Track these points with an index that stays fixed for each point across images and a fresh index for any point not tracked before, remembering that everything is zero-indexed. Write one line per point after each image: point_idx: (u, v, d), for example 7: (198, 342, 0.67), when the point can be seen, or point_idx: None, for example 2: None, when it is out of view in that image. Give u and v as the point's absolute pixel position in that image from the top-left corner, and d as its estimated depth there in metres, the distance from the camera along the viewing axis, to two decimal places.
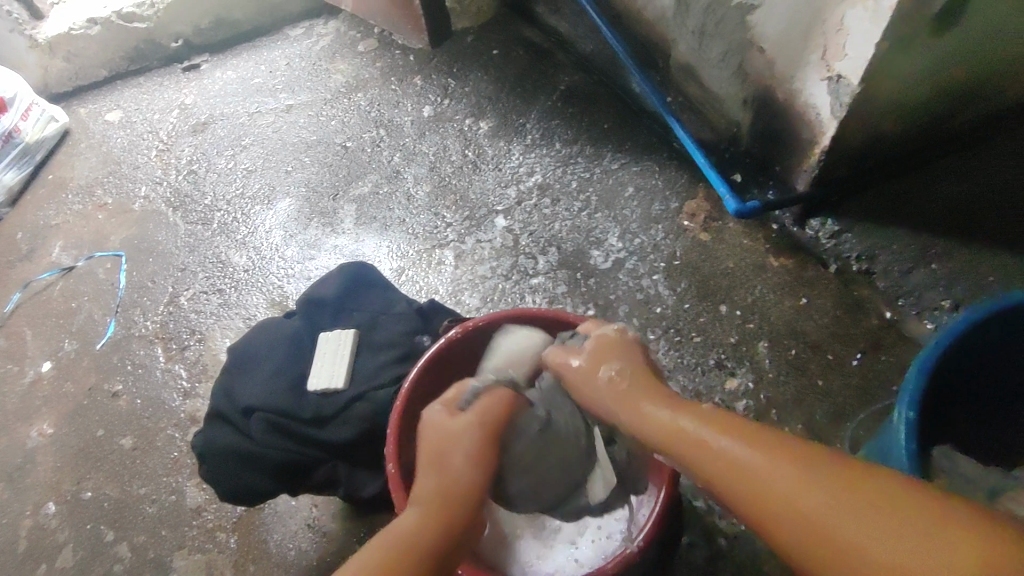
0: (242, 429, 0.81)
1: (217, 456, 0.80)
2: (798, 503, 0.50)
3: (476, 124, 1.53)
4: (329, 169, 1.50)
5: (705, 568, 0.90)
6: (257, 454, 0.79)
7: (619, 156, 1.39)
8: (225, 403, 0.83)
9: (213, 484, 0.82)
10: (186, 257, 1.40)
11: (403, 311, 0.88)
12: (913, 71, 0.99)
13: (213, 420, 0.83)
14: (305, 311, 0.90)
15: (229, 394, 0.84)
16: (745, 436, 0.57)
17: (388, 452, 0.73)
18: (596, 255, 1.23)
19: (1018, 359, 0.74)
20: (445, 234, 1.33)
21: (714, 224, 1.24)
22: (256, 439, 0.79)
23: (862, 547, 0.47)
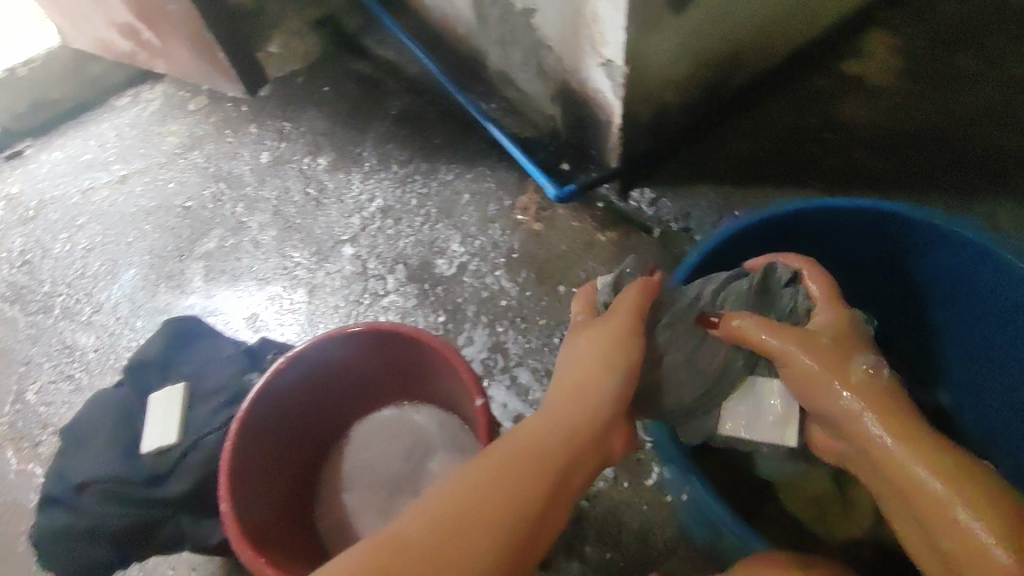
0: (76, 506, 0.79)
1: (55, 538, 0.79)
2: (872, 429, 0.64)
3: (315, 161, 1.56)
4: (171, 232, 1.48)
5: (573, 531, 0.95)
6: (98, 526, 0.78)
7: (452, 167, 1.46)
8: (56, 486, 0.81)
9: (58, 567, 0.80)
10: (30, 349, 1.34)
11: (231, 354, 0.90)
12: (671, 47, 1.11)
13: (47, 505, 0.81)
14: (133, 380, 0.90)
15: (60, 475, 0.82)
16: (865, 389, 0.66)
17: (221, 494, 0.74)
18: (441, 263, 1.28)
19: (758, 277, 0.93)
20: (295, 272, 1.34)
21: (546, 213, 1.32)
22: (93, 512, 0.78)
23: (912, 472, 0.60)
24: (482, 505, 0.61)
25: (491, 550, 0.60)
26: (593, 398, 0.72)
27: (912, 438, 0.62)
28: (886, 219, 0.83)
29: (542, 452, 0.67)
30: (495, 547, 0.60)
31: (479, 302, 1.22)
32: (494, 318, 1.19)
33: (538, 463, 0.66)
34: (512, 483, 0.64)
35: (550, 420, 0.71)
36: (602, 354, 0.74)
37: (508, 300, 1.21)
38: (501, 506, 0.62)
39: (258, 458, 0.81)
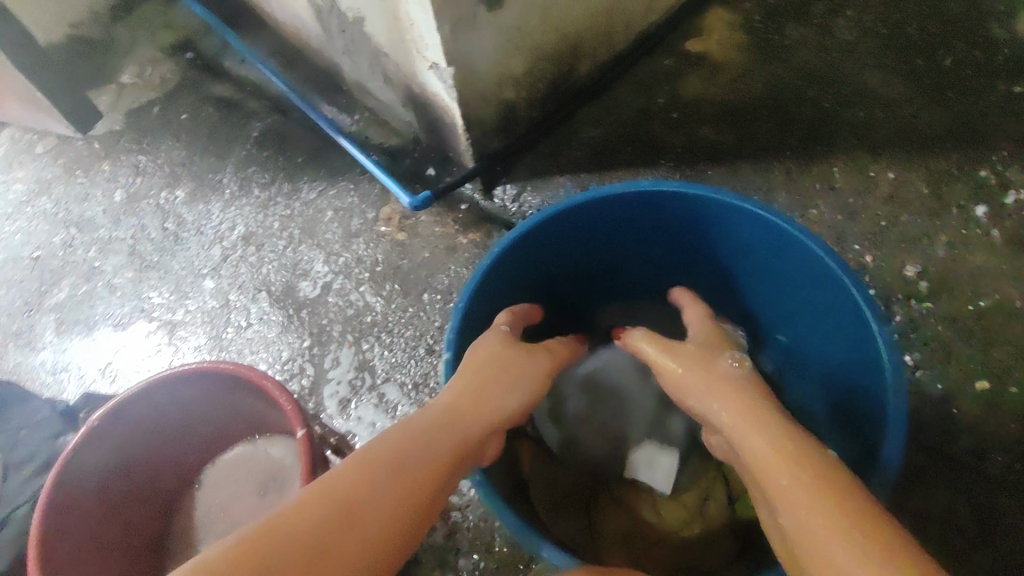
0: None
1: None
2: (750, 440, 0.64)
3: (173, 193, 1.48)
4: (21, 286, 1.40)
5: (446, 545, 0.92)
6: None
7: (314, 184, 1.42)
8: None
9: None
10: None
11: (43, 416, 0.95)
12: (496, 45, 1.10)
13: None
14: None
15: None
16: (742, 385, 0.72)
17: (31, 563, 0.70)
18: (305, 286, 1.25)
19: (549, 261, 0.93)
20: (153, 312, 1.28)
21: (408, 221, 1.30)
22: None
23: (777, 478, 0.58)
24: (367, 501, 0.56)
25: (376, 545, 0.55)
26: (485, 403, 0.72)
27: (789, 447, 0.61)
28: (673, 202, 0.85)
29: (432, 453, 0.64)
30: (379, 544, 0.55)
31: (344, 320, 1.19)
32: (361, 336, 1.17)
33: (423, 460, 0.63)
34: (400, 480, 0.59)
35: (438, 421, 0.68)
36: (511, 371, 0.77)
37: (374, 315, 1.19)
38: (388, 504, 0.57)
39: (84, 519, 0.78)
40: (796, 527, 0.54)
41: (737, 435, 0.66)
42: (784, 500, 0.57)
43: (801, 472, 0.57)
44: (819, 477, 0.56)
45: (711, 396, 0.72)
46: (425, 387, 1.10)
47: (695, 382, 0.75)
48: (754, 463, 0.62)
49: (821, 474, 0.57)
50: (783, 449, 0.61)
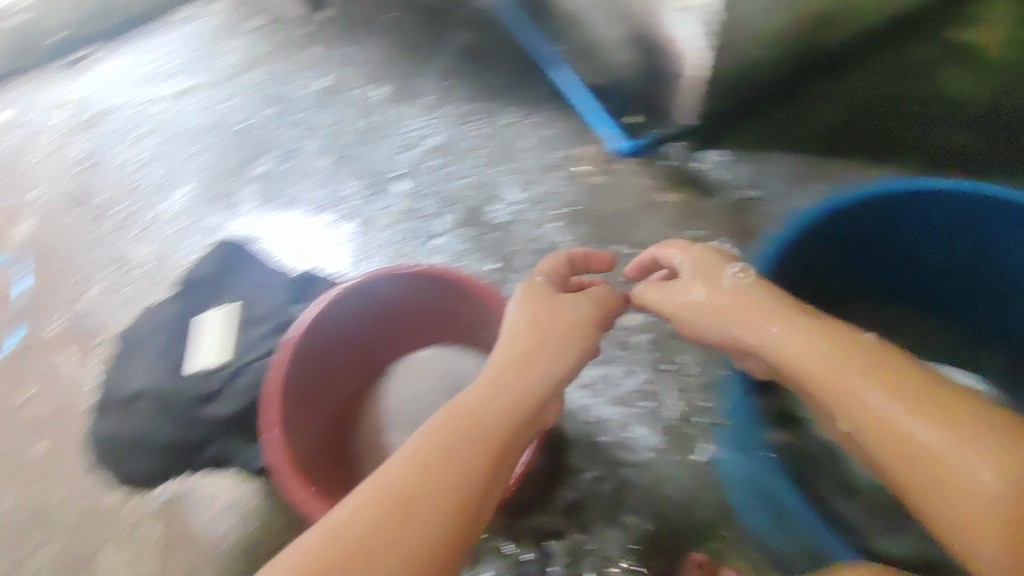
0: None
1: None
2: (877, 401, 0.62)
3: (371, 90, 1.49)
4: (226, 151, 1.47)
5: (613, 498, 0.93)
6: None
7: (512, 108, 1.38)
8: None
9: None
10: (87, 254, 1.37)
11: None
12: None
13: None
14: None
15: None
16: (809, 330, 0.69)
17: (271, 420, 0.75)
18: (497, 209, 1.24)
19: (837, 260, 0.88)
20: (347, 201, 1.33)
21: (609, 165, 1.25)
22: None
23: (922, 437, 0.59)
24: (427, 479, 0.60)
25: (449, 519, 0.58)
26: (540, 357, 0.73)
27: (878, 376, 0.63)
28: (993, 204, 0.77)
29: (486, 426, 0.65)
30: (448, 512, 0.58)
31: (532, 253, 1.17)
32: None
33: (467, 428, 0.65)
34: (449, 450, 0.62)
35: (485, 393, 0.69)
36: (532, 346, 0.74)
37: None
38: (446, 485, 0.60)
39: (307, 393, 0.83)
40: (926, 455, 0.58)
41: (811, 368, 0.67)
42: (895, 437, 0.60)
43: (898, 397, 0.61)
44: (911, 397, 0.60)
45: (774, 326, 0.72)
46: None
47: (744, 313, 0.74)
48: (870, 443, 0.62)
49: (922, 396, 0.60)
50: (881, 385, 0.62)
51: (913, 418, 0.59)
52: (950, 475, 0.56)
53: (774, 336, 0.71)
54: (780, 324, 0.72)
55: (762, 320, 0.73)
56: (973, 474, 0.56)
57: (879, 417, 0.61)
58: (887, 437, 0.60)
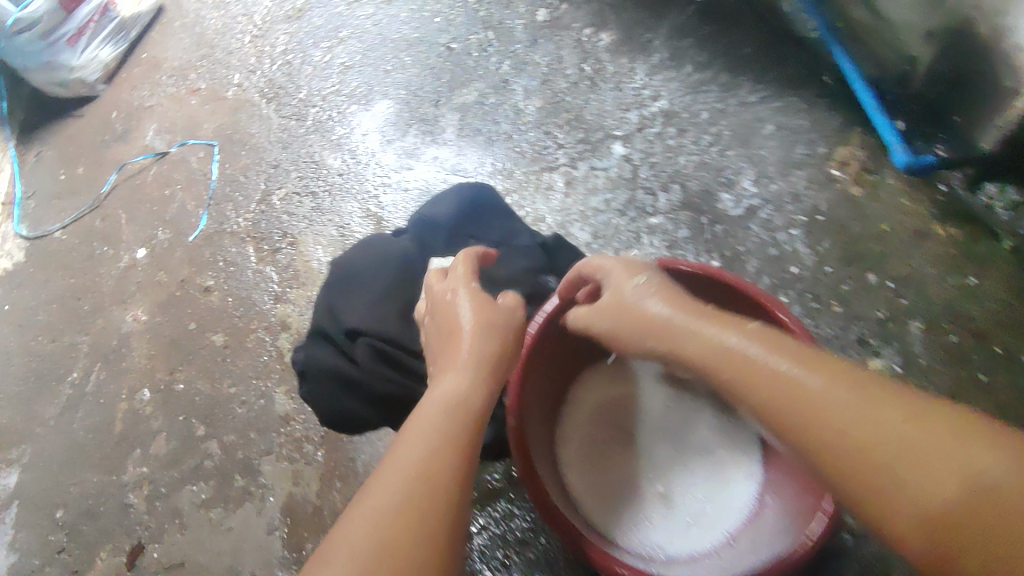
0: (347, 352, 0.75)
1: (319, 377, 0.75)
2: (839, 401, 0.49)
3: (597, 34, 1.31)
4: (430, 72, 1.35)
5: (827, 564, 0.81)
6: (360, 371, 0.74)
7: (759, 85, 1.19)
8: (324, 316, 0.78)
9: (313, 404, 0.77)
10: (279, 153, 1.33)
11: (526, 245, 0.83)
12: None
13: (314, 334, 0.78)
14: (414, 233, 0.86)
15: (336, 313, 0.78)
16: (777, 342, 0.56)
17: (510, 404, 0.73)
18: (726, 199, 1.09)
19: None
20: (555, 156, 1.19)
21: (870, 177, 1.07)
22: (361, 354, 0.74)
23: (877, 433, 0.47)
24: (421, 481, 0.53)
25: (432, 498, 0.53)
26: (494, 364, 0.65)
27: (882, 397, 0.48)
28: None
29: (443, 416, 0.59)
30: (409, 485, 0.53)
31: (764, 258, 1.03)
32: (780, 285, 1.01)
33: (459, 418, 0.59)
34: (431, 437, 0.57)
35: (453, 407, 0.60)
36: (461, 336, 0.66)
37: (801, 269, 1.01)
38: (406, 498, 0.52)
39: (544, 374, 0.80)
40: (885, 458, 0.46)
41: (792, 394, 0.52)
42: (846, 436, 0.48)
43: (877, 405, 0.48)
44: (897, 406, 0.47)
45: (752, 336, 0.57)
46: None
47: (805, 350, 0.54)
48: (829, 448, 0.48)
49: (890, 408, 0.47)
50: (794, 394, 0.51)
51: (893, 436, 0.46)
52: (988, 494, 0.41)
53: (735, 348, 0.57)
54: (740, 335, 0.57)
55: (713, 329, 0.59)
56: (945, 467, 0.43)
57: (858, 431, 0.47)
58: (820, 430, 0.49)
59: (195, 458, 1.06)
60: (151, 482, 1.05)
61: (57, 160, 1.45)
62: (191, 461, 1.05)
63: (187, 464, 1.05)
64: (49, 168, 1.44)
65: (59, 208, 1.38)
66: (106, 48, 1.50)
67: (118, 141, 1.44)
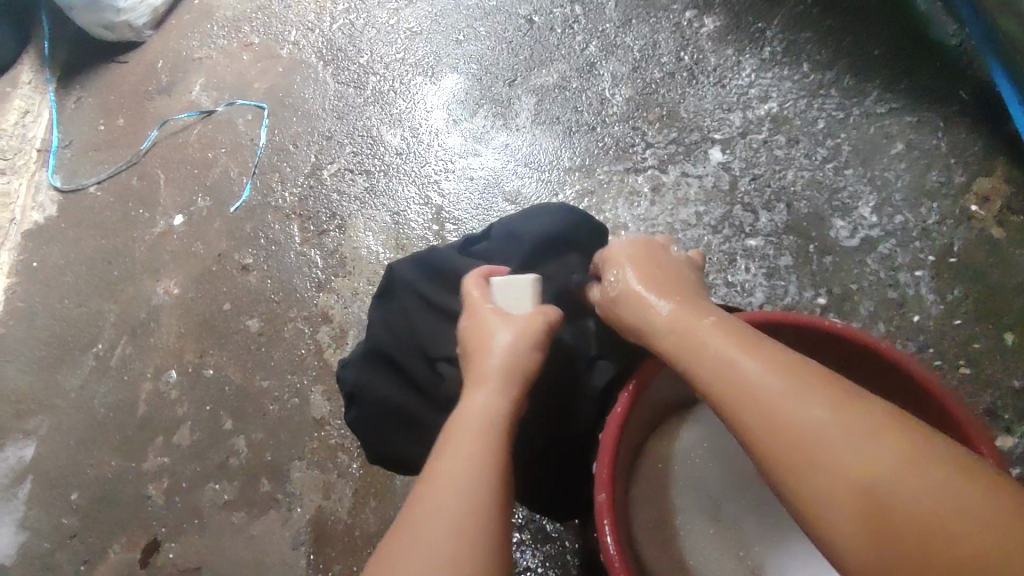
0: (416, 387, 0.68)
1: (377, 407, 0.68)
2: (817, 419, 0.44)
3: (700, 19, 1.16)
4: (507, 46, 1.21)
5: None
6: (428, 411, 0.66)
7: (886, 97, 1.04)
8: (386, 333, 0.68)
9: (360, 430, 0.69)
10: (333, 123, 1.22)
11: None
12: None
13: (373, 353, 0.69)
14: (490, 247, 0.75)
15: (407, 335, 0.69)
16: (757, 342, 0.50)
17: (603, 477, 0.57)
18: (839, 226, 0.95)
19: None
20: (642, 155, 1.06)
21: (1014, 218, 0.92)
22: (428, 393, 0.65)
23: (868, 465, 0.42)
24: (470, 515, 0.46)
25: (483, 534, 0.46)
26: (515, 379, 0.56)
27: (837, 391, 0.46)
28: None
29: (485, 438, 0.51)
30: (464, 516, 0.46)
31: (880, 300, 0.89)
32: (898, 334, 0.87)
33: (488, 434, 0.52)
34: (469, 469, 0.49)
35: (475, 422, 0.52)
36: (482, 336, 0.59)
37: (924, 318, 0.87)
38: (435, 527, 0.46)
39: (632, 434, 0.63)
40: (831, 474, 0.42)
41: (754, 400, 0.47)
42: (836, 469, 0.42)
43: (827, 399, 0.45)
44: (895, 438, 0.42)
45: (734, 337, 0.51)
46: None
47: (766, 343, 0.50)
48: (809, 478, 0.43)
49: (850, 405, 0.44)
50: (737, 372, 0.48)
51: (843, 431, 0.43)
52: (931, 517, 0.39)
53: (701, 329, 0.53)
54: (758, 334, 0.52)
55: (697, 314, 0.55)
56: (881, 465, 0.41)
57: (848, 462, 0.42)
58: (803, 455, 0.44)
59: (219, 455, 0.97)
60: (171, 475, 0.97)
61: (97, 108, 1.35)
62: (216, 458, 0.96)
63: (211, 461, 0.97)
64: (88, 116, 1.34)
65: (95, 161, 1.28)
66: None
67: (162, 94, 1.33)
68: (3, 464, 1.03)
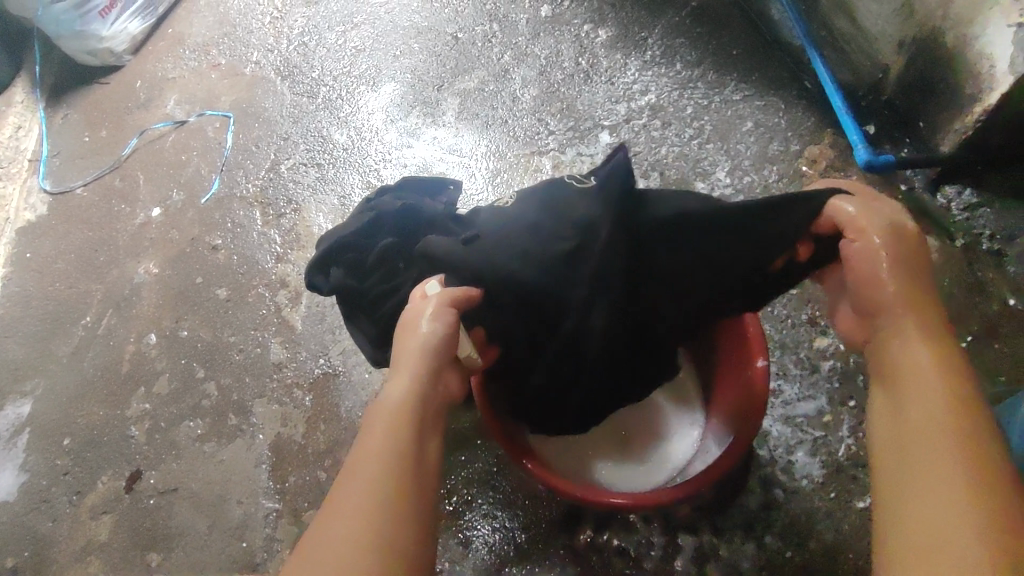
0: (359, 280, 0.82)
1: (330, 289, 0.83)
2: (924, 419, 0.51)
3: (595, 31, 1.39)
4: (437, 59, 1.44)
5: (758, 513, 0.90)
6: (357, 322, 0.85)
7: (741, 87, 1.27)
8: (339, 238, 0.83)
9: (321, 291, 0.85)
10: (289, 127, 1.42)
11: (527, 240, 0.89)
12: None
13: (329, 258, 0.84)
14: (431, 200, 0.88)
15: (357, 243, 0.83)
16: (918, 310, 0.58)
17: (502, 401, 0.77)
18: (700, 187, 1.18)
19: None
20: (546, 141, 1.28)
21: (835, 174, 1.15)
22: (380, 308, 0.82)
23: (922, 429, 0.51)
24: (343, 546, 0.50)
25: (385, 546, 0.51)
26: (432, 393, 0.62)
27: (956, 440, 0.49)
28: None
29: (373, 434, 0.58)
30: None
31: None
32: None
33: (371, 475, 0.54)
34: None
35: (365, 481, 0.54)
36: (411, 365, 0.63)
37: None
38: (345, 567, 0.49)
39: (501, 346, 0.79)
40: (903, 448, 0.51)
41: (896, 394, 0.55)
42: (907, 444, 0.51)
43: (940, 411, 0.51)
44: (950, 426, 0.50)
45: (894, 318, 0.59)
46: (790, 354, 0.99)
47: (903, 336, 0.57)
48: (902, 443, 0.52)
49: (943, 424, 0.50)
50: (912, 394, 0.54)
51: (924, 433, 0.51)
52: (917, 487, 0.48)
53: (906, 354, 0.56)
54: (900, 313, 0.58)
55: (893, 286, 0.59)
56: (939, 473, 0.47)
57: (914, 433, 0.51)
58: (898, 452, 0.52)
59: (193, 398, 1.14)
60: (152, 417, 1.14)
61: (82, 123, 1.54)
62: (190, 401, 1.14)
63: (186, 403, 1.14)
64: (74, 130, 1.54)
65: (81, 167, 1.47)
66: (134, 21, 1.58)
67: (140, 108, 1.54)
68: (4, 420, 1.20)
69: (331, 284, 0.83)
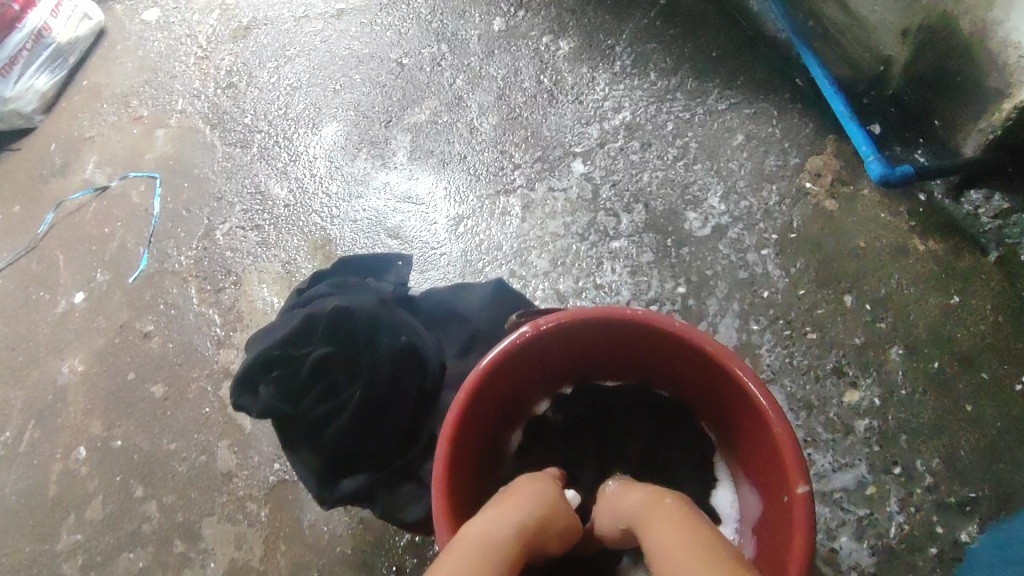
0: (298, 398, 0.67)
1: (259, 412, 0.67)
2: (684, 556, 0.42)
3: (555, 42, 1.23)
4: (381, 90, 1.28)
5: None
6: (297, 450, 0.69)
7: (726, 94, 1.12)
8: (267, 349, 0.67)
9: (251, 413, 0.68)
10: (222, 184, 1.25)
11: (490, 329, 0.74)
12: None
13: (254, 373, 0.67)
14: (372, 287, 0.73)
15: (287, 353, 0.67)
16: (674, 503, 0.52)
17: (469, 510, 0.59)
18: (692, 218, 1.02)
19: None
20: (511, 177, 1.12)
21: (845, 189, 1.00)
22: (325, 437, 0.67)
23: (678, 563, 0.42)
24: None
25: None
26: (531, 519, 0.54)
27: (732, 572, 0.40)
28: None
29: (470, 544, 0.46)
30: None
31: (733, 282, 0.95)
32: (751, 311, 0.93)
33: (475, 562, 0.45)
34: None
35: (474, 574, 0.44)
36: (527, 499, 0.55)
37: (772, 292, 0.94)
38: None
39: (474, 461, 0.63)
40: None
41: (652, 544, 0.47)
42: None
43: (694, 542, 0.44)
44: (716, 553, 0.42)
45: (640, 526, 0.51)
46: (818, 415, 0.85)
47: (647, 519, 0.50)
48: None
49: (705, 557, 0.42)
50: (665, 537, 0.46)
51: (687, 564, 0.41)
52: None
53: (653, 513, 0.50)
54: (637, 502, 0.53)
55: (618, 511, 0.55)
56: None
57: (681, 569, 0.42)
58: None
59: (133, 522, 0.98)
60: (85, 550, 0.98)
61: None
62: (129, 526, 0.98)
63: (124, 530, 0.98)
64: None
65: None
66: (42, 77, 1.41)
67: (56, 175, 1.36)
68: None
69: (262, 407, 0.66)
